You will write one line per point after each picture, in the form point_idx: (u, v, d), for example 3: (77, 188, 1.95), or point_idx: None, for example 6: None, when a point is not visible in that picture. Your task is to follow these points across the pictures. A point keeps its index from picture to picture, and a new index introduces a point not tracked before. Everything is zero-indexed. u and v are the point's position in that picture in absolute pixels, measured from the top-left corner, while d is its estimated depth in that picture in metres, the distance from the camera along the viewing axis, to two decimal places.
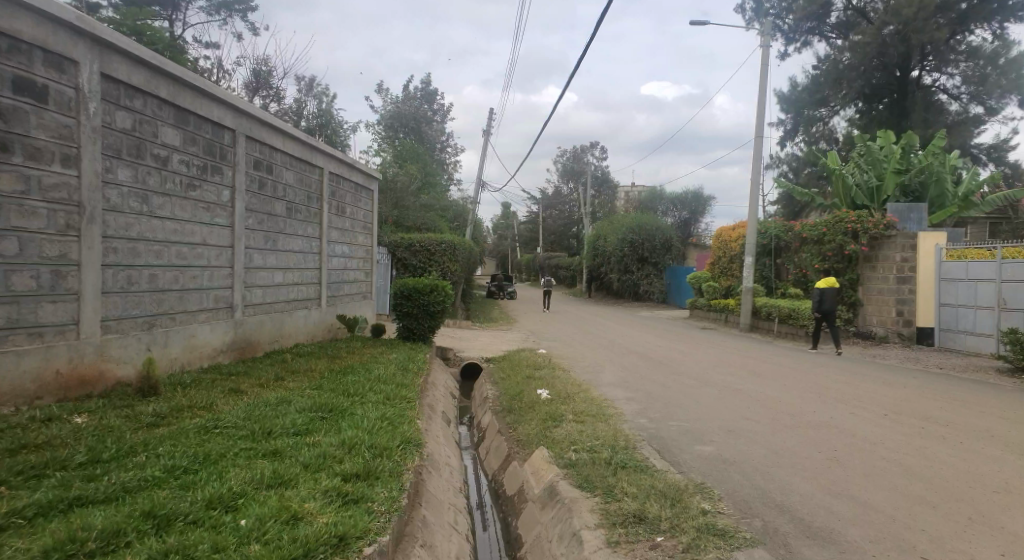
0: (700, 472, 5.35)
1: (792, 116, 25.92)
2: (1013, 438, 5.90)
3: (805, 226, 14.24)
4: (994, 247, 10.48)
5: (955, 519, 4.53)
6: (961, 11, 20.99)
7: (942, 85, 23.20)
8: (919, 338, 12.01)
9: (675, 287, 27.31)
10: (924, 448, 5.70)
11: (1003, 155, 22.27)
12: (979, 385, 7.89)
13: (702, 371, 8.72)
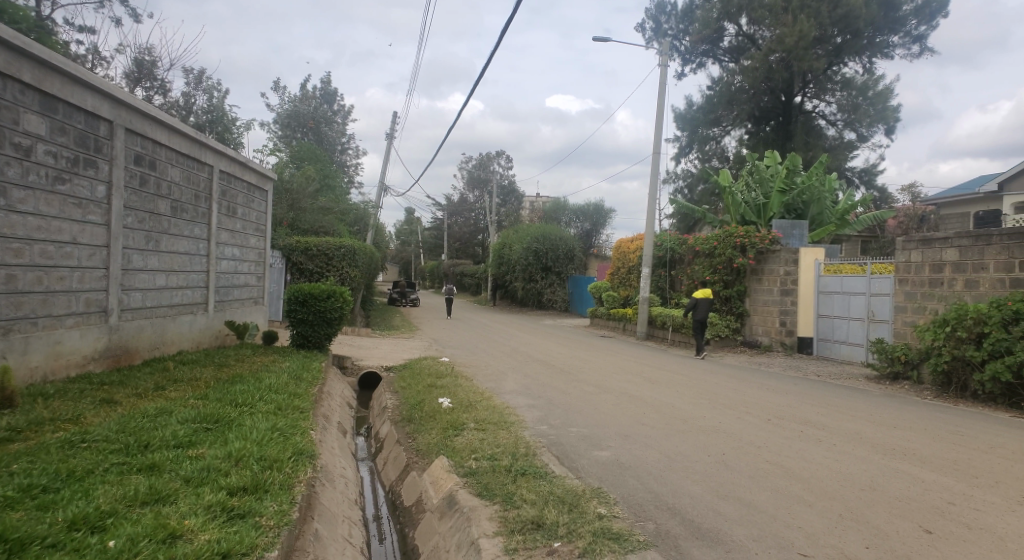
0: (598, 477, 5.46)
1: (688, 133, 27.16)
2: (878, 439, 6.43)
3: (698, 241, 15.05)
4: (865, 263, 11.38)
5: (828, 516, 4.86)
6: (836, 44, 23.06)
7: (821, 112, 25.14)
8: (800, 347, 12.88)
9: (578, 296, 28.05)
10: (802, 450, 6.10)
11: (872, 179, 24.35)
12: (849, 391, 8.54)
13: (601, 378, 8.95)
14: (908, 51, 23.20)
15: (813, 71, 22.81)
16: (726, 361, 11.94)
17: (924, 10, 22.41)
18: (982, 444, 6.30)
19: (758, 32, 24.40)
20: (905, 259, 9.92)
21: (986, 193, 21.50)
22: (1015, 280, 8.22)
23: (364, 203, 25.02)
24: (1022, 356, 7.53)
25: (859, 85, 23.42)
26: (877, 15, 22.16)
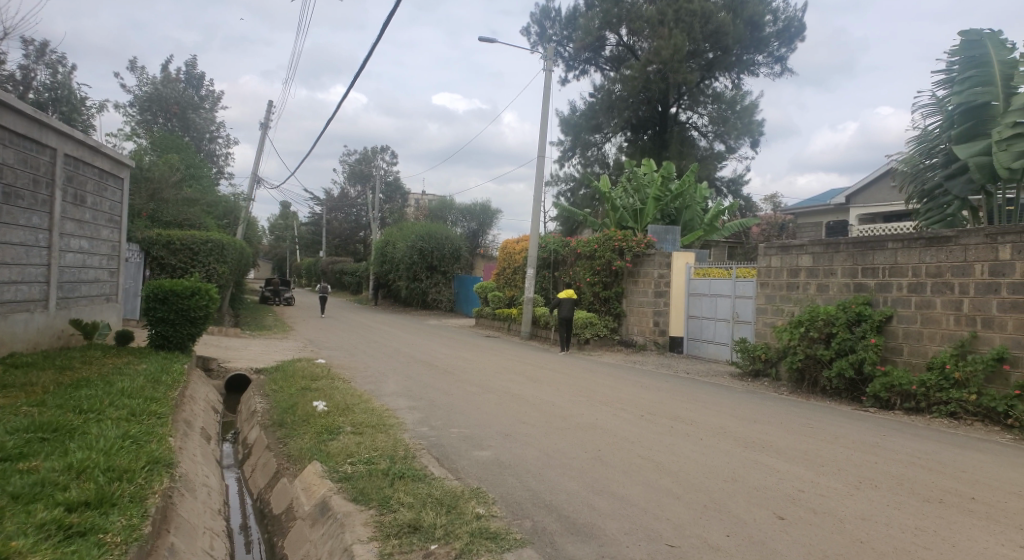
0: (477, 478, 5.46)
1: (572, 138, 27.84)
2: (739, 432, 6.88)
3: (580, 243, 15.63)
4: (731, 267, 12.15)
5: (694, 507, 5.13)
6: (708, 60, 24.58)
7: (694, 123, 26.70)
8: (672, 346, 13.55)
9: (463, 296, 28.17)
10: (672, 445, 6.40)
11: (738, 188, 26.14)
12: (714, 388, 9.09)
13: (484, 378, 9.00)
14: (771, 70, 25.18)
15: (686, 83, 24.08)
16: (603, 359, 12.37)
17: (784, 34, 24.57)
18: (827, 435, 6.91)
19: (636, 44, 25.61)
20: (766, 264, 10.70)
21: (836, 205, 23.70)
22: (858, 284, 9.09)
23: (234, 194, 23.73)
24: (863, 353, 8.38)
25: (728, 99, 25.24)
26: (744, 34, 23.96)
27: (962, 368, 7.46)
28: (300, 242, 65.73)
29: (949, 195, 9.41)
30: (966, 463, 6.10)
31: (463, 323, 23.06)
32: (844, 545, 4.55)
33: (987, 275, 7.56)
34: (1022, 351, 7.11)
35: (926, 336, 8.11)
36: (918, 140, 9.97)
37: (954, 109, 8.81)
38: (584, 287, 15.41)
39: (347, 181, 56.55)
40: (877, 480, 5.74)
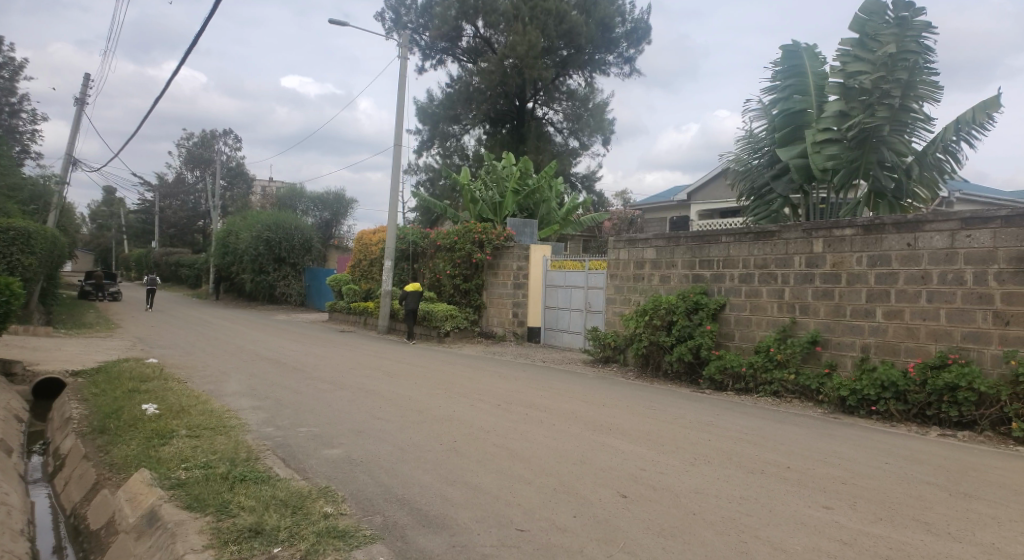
0: (326, 476, 5.29)
1: (430, 128, 27.60)
2: (589, 416, 7.19)
3: (440, 235, 15.68)
4: (584, 259, 12.65)
5: (544, 490, 5.29)
6: (562, 57, 25.58)
7: (550, 119, 27.52)
8: (530, 336, 13.89)
9: (315, 290, 27.32)
10: (525, 431, 6.58)
11: (592, 184, 27.33)
12: (563, 376, 9.43)
13: (338, 374, 8.75)
14: (620, 69, 26.48)
15: (541, 79, 24.95)
16: (461, 352, 12.44)
17: (632, 36, 25.90)
18: (667, 416, 7.40)
19: (493, 37, 25.86)
20: (615, 256, 11.26)
21: (679, 202, 25.34)
22: (696, 275, 9.80)
23: (43, 175, 21.19)
24: (700, 339, 9.05)
25: (581, 97, 26.33)
26: (595, 35, 25.01)
27: (783, 350, 8.29)
28: (130, 230, 60.10)
29: (774, 193, 10.39)
30: (784, 436, 6.78)
31: (316, 317, 22.22)
32: (679, 518, 4.90)
33: (804, 266, 8.44)
34: (832, 334, 8.05)
35: (754, 323, 8.92)
36: (746, 141, 10.91)
37: (777, 114, 9.72)
38: (444, 279, 15.44)
39: (184, 164, 52.21)
40: (710, 455, 6.24)
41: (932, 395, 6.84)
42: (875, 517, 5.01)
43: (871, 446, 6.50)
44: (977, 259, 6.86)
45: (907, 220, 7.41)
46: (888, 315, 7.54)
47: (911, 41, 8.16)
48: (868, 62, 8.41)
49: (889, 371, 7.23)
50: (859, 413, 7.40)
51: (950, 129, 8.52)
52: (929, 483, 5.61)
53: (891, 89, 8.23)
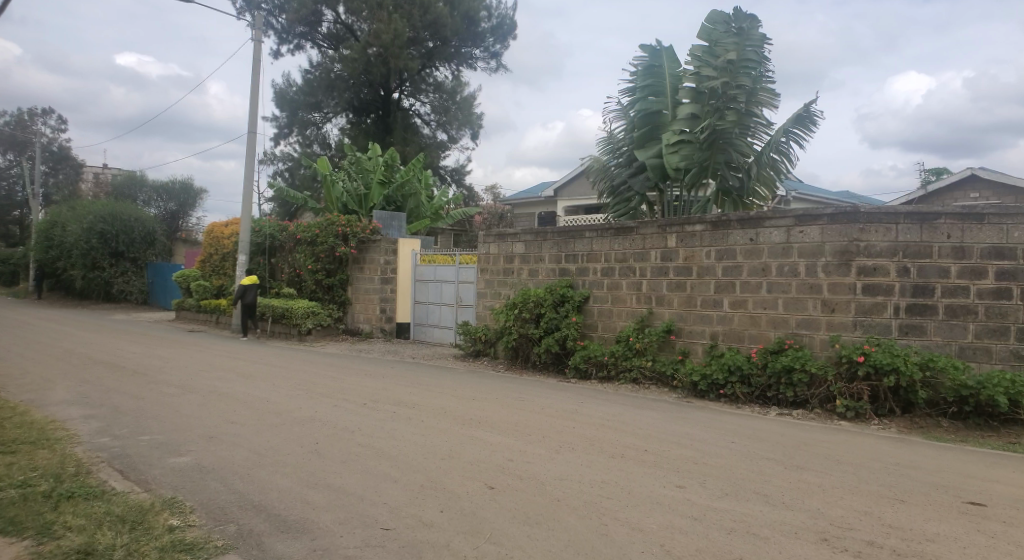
0: (171, 487, 4.91)
1: (288, 115, 26.28)
2: (456, 411, 7.20)
3: (300, 228, 15.08)
4: (454, 254, 12.68)
5: (410, 488, 5.22)
6: (428, 48, 25.47)
7: (417, 111, 27.42)
8: (399, 332, 13.88)
9: (160, 287, 25.53)
10: (392, 429, 6.47)
11: (461, 178, 27.47)
12: (427, 370, 9.38)
13: (187, 377, 8.17)
14: (487, 64, 26.77)
15: (407, 69, 24.68)
16: (325, 350, 12.02)
17: (498, 31, 26.21)
18: (533, 406, 7.57)
19: (355, 24, 25.25)
20: (485, 251, 11.35)
21: (546, 198, 26.11)
22: (562, 269, 10.10)
23: None
24: (566, 330, 9.36)
25: (449, 89, 26.55)
26: (461, 28, 25.15)
27: (642, 340, 8.73)
28: None
29: (632, 191, 10.88)
30: (641, 421, 7.15)
31: (164, 317, 20.57)
32: (545, 505, 5.01)
33: (659, 260, 8.93)
34: (685, 324, 8.60)
35: (615, 314, 9.34)
36: (606, 142, 11.34)
37: (636, 115, 10.18)
38: (305, 274, 14.88)
39: None
40: (574, 442, 6.45)
41: (771, 377, 7.50)
42: (721, 492, 5.40)
43: (719, 426, 7.01)
44: (808, 253, 7.58)
45: (749, 217, 8.05)
46: (734, 305, 8.16)
47: (750, 50, 8.85)
48: (713, 67, 9.02)
49: (735, 357, 7.83)
50: (708, 397, 7.95)
51: (781, 131, 9.33)
52: (767, 458, 6.13)
53: (734, 94, 8.90)
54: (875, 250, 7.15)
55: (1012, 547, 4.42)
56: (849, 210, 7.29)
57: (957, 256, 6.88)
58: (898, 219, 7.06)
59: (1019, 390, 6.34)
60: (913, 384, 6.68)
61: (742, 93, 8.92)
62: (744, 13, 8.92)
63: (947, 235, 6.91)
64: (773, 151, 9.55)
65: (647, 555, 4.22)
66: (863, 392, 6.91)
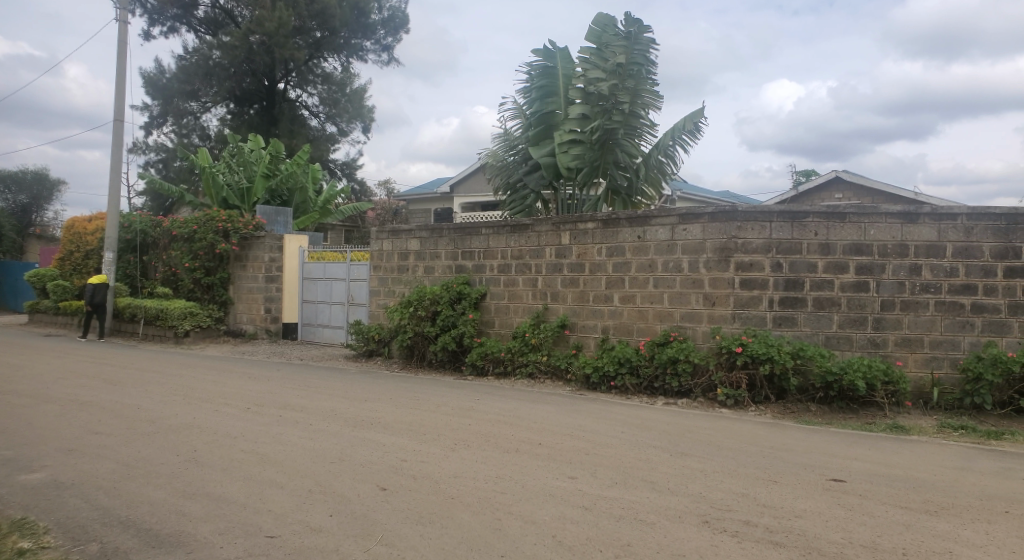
0: (22, 507, 4.48)
1: (161, 103, 24.65)
2: (348, 412, 7.04)
3: (175, 223, 14.26)
4: (345, 251, 12.37)
5: (297, 493, 5.03)
6: (315, 39, 24.77)
7: (304, 102, 26.60)
8: (285, 333, 13.37)
9: (10, 288, 23.37)
10: (278, 434, 6.22)
11: (352, 172, 26.88)
12: (311, 371, 9.10)
13: (42, 386, 7.50)
14: (378, 57, 26.34)
15: (294, 59, 24.04)
16: (203, 352, 11.42)
17: (389, 24, 25.85)
18: (428, 405, 7.52)
19: (236, 9, 24.62)
20: (378, 247, 11.15)
21: (442, 194, 26.08)
22: (459, 266, 10.08)
23: None
24: (462, 327, 9.34)
25: (337, 81, 25.85)
26: (350, 18, 24.64)
27: (537, 335, 8.87)
28: None
29: (527, 189, 11.05)
30: (534, 415, 7.27)
31: (19, 321, 18.74)
32: (438, 504, 4.97)
33: (554, 256, 9.10)
34: (578, 319, 8.83)
35: (512, 310, 9.45)
36: (503, 139, 11.44)
37: (531, 113, 10.34)
38: (182, 273, 14.10)
39: None
40: (468, 439, 6.45)
41: (658, 368, 7.82)
42: (610, 481, 5.57)
43: (610, 418, 7.23)
44: (691, 250, 7.95)
45: (637, 215, 8.34)
46: (624, 300, 8.45)
47: (638, 54, 9.16)
48: (603, 69, 9.27)
49: (625, 349, 8.11)
50: (600, 389, 8.19)
51: (668, 135, 9.74)
52: (654, 447, 6.39)
53: (622, 96, 9.20)
54: (752, 247, 7.59)
55: (869, 518, 4.83)
56: (727, 209, 7.68)
57: (822, 252, 7.44)
58: (772, 218, 7.53)
59: (875, 374, 6.95)
60: (785, 372, 7.17)
61: (628, 95, 9.21)
62: (631, 17, 9.23)
63: (814, 233, 7.45)
64: (660, 154, 9.93)
65: (539, 546, 4.28)
66: (741, 380, 7.35)
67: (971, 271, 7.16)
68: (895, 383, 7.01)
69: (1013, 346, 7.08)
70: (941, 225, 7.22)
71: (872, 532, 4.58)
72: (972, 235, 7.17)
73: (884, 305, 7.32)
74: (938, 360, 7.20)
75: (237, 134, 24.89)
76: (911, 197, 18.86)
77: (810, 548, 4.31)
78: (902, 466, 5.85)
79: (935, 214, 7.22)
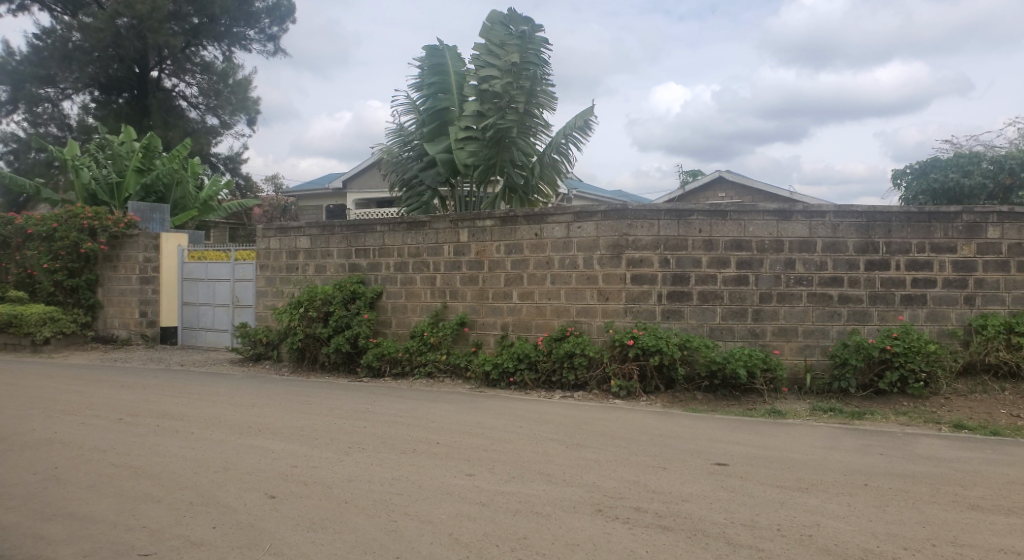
0: None
1: (10, 89, 22.64)
2: (233, 419, 6.73)
3: (30, 220, 12.83)
4: (230, 250, 11.98)
5: (176, 506, 4.74)
6: (193, 25, 23.74)
7: (181, 92, 25.18)
8: (163, 338, 12.69)
9: None
10: (155, 445, 5.86)
11: (236, 167, 25.75)
12: (190, 377, 8.65)
13: None
14: (263, 47, 25.32)
15: (169, 47, 22.95)
16: (68, 360, 10.63)
17: (274, 13, 24.89)
18: (321, 409, 7.30)
19: None
20: (265, 246, 10.72)
21: (334, 190, 25.57)
22: (352, 264, 9.87)
23: None
24: (357, 328, 9.16)
25: (218, 71, 24.59)
26: (230, 5, 23.67)
27: (435, 334, 8.82)
28: None
29: (423, 186, 10.99)
30: (432, 414, 7.23)
31: None
32: (330, 510, 4.83)
33: (452, 254, 9.08)
34: (477, 316, 8.87)
35: (409, 309, 9.36)
36: (397, 134, 11.31)
37: (425, 109, 10.27)
38: (39, 275, 12.79)
39: None
40: (364, 442, 6.32)
41: (555, 362, 7.99)
42: (507, 476, 5.63)
43: (508, 413, 7.31)
44: (585, 246, 8.15)
45: (534, 213, 8.44)
46: (522, 296, 8.56)
47: (532, 53, 9.23)
48: (497, 68, 9.32)
49: (523, 346, 8.23)
50: (499, 385, 8.26)
51: (561, 134, 9.92)
52: (551, 439, 6.51)
53: (517, 95, 9.29)
54: (642, 244, 7.87)
55: (748, 498, 5.13)
56: (619, 207, 7.92)
57: (706, 248, 7.82)
58: (660, 216, 7.85)
59: (755, 363, 7.40)
60: (674, 362, 7.50)
61: (524, 95, 9.32)
62: (524, 16, 9.29)
63: (699, 229, 7.83)
64: (555, 153, 10.11)
65: (434, 545, 4.25)
66: (633, 371, 7.63)
67: (838, 265, 7.75)
68: (772, 370, 7.48)
69: (874, 333, 7.74)
70: (811, 222, 7.77)
71: (750, 511, 4.87)
72: (838, 231, 7.75)
73: (763, 298, 7.80)
74: (810, 348, 7.76)
75: (104, 124, 23.04)
76: (786, 197, 20.21)
77: (696, 530, 4.52)
78: (778, 447, 6.26)
79: (807, 212, 7.75)
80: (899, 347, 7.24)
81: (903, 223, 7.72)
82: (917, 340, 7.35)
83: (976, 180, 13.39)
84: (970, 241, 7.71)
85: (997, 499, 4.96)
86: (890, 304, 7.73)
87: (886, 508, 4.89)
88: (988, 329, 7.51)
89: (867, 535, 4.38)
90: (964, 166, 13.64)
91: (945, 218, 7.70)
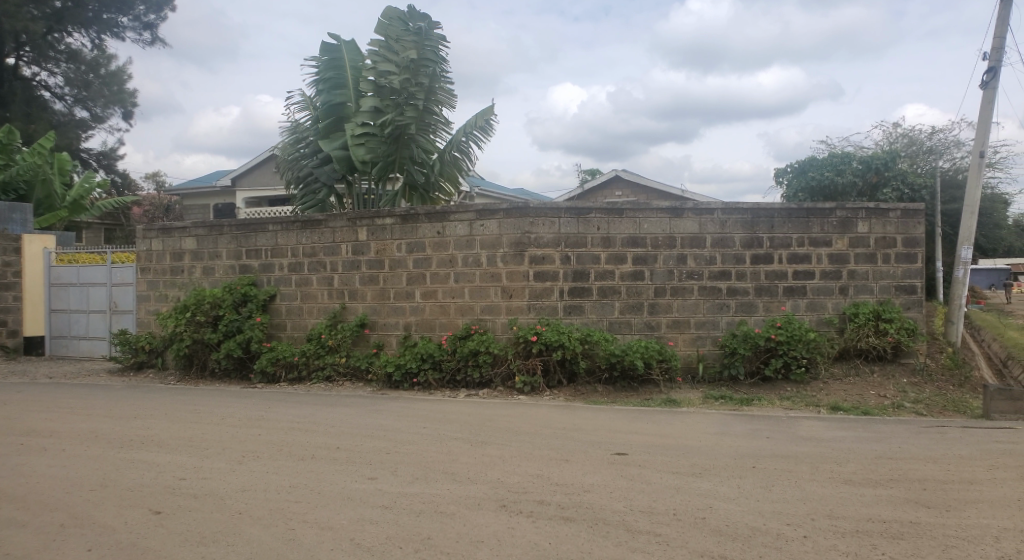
0: None
1: None
2: (111, 432, 6.30)
3: None
4: (105, 252, 11.23)
5: (45, 530, 4.38)
6: (55, 10, 22.11)
7: (43, 81, 23.32)
8: (27, 348, 11.80)
9: None
10: (20, 466, 5.39)
11: (111, 163, 24.11)
12: (61, 390, 7.99)
13: None
14: (138, 35, 23.82)
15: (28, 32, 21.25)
16: None
17: None
18: (211, 418, 6.95)
19: None
20: (146, 247, 10.11)
21: (223, 187, 24.36)
22: (243, 266, 9.46)
23: None
24: (249, 332, 8.80)
25: (87, 60, 23.05)
26: None
27: (334, 336, 8.60)
28: None
29: (320, 184, 10.67)
30: (332, 418, 7.04)
31: None
32: (222, 522, 4.60)
33: (351, 253, 8.88)
34: (378, 317, 8.73)
35: (306, 311, 9.07)
36: (290, 130, 10.95)
37: (319, 104, 10.01)
38: None
39: None
40: (258, 450, 6.06)
41: (460, 361, 7.99)
42: (410, 477, 5.56)
43: (412, 414, 7.22)
44: (488, 244, 8.17)
45: (435, 211, 8.38)
46: (425, 295, 8.49)
47: (429, 50, 9.21)
48: (394, 63, 9.22)
49: (427, 345, 8.17)
50: (402, 386, 8.16)
51: (461, 132, 9.92)
52: (456, 438, 6.49)
53: (415, 92, 9.22)
54: (543, 241, 8.00)
55: (646, 485, 5.32)
56: (520, 205, 8.00)
57: (604, 245, 8.05)
58: (560, 214, 7.99)
59: (651, 355, 7.67)
60: (574, 356, 7.68)
61: (422, 92, 9.27)
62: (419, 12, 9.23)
63: (597, 227, 8.04)
64: (455, 151, 10.10)
65: (334, 551, 4.14)
66: (537, 366, 7.75)
67: (726, 258, 8.17)
68: (668, 360, 7.78)
69: (759, 323, 8.20)
70: (701, 218, 8.14)
71: (647, 497, 5.05)
72: (726, 227, 8.17)
73: (658, 292, 8.10)
74: (701, 339, 8.13)
75: None
76: (677, 194, 21.20)
77: (596, 520, 4.63)
78: (673, 435, 6.52)
79: (697, 209, 8.13)
80: (782, 336, 7.71)
81: (784, 219, 8.23)
82: (799, 329, 7.83)
83: (847, 177, 14.47)
84: (843, 236, 8.31)
85: (866, 473, 5.38)
86: (774, 296, 8.22)
87: (771, 487, 5.18)
88: (860, 317, 8.11)
89: (754, 514, 4.63)
90: (837, 166, 14.71)
91: (821, 214, 8.27)
